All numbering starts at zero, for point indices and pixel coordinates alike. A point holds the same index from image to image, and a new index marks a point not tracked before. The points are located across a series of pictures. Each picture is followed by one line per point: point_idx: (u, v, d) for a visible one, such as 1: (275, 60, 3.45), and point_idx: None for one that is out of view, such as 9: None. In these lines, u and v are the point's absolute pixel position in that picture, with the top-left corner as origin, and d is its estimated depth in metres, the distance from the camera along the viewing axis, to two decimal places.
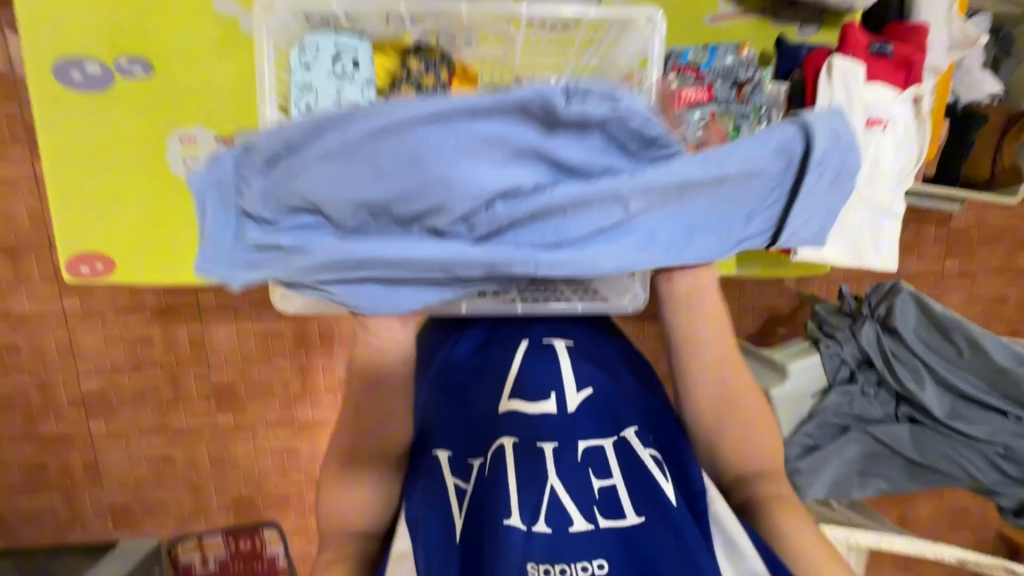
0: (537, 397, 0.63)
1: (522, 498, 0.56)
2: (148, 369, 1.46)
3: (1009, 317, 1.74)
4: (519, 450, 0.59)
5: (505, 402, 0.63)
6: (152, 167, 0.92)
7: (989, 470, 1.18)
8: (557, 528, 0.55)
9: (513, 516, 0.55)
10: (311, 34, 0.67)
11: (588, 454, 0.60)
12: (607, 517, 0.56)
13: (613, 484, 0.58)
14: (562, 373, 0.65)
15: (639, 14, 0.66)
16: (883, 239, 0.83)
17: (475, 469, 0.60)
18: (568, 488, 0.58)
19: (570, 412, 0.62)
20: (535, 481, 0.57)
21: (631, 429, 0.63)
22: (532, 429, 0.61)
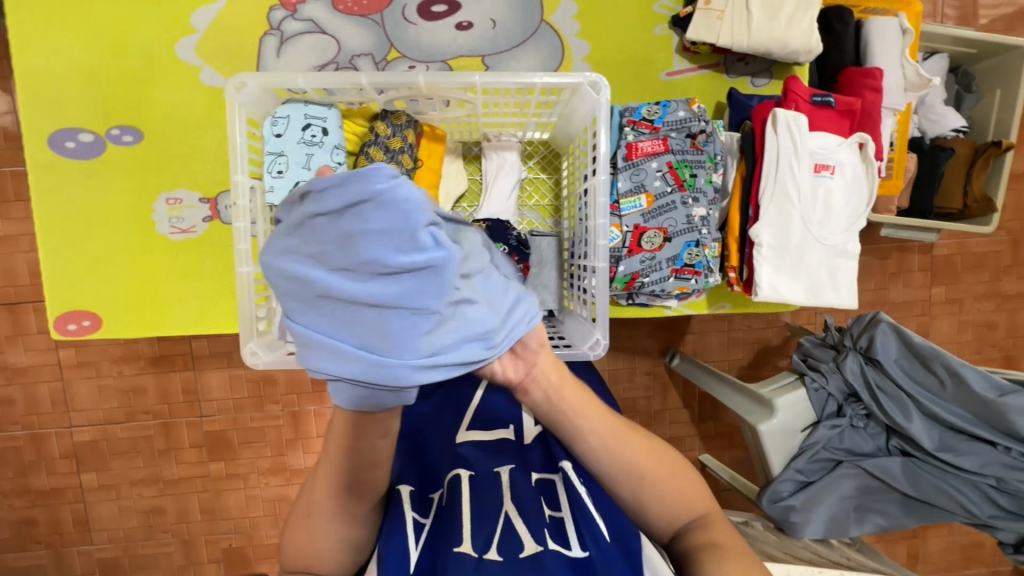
0: (492, 426, 0.72)
1: (475, 526, 0.60)
2: (140, 419, 1.47)
3: (1000, 342, 1.74)
4: (475, 481, 0.64)
5: (462, 434, 0.71)
6: (140, 226, 0.97)
7: (982, 502, 1.17)
8: (508, 555, 0.57)
9: (464, 543, 0.58)
10: (283, 106, 0.73)
11: (539, 484, 0.66)
12: (555, 541, 0.58)
13: (561, 514, 0.62)
14: (519, 408, 0.74)
15: (584, 79, 0.71)
16: (843, 277, 0.85)
17: (434, 502, 0.64)
18: (518, 515, 0.61)
19: (524, 442, 0.71)
20: (488, 514, 0.61)
21: (568, 461, 0.66)
22: (486, 462, 0.67)
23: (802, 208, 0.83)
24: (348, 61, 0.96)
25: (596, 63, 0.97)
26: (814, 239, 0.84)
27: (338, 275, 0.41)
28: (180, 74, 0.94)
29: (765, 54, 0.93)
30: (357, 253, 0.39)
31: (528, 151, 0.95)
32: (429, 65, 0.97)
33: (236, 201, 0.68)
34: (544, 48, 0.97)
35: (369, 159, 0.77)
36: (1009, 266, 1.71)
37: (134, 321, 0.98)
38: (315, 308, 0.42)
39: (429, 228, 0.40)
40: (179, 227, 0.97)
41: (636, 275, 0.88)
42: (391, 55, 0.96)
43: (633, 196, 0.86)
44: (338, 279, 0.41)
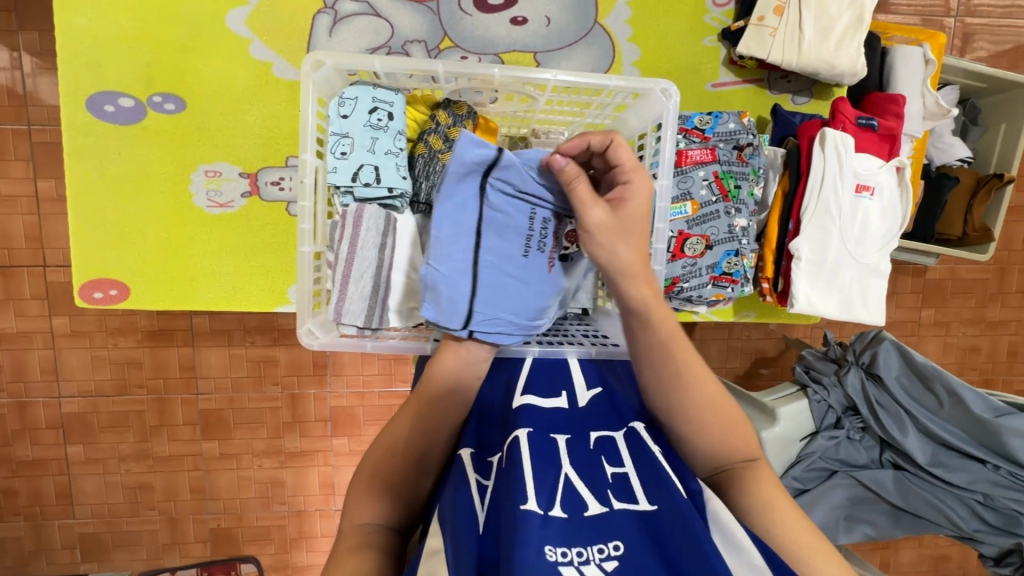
0: (550, 395, 0.69)
1: (537, 483, 0.54)
2: (133, 392, 1.43)
3: (980, 366, 1.82)
4: (533, 438, 0.60)
5: (518, 397, 0.68)
6: (176, 197, 0.95)
7: (969, 517, 1.18)
8: (573, 514, 0.51)
9: (530, 500, 0.51)
10: (350, 87, 0.72)
11: (600, 444, 0.61)
12: (620, 499, 0.53)
13: (625, 472, 0.57)
14: (570, 375, 0.74)
15: (655, 85, 0.72)
16: (871, 296, 0.89)
17: (494, 464, 0.59)
18: (581, 474, 0.56)
19: (581, 406, 0.68)
20: (549, 468, 0.56)
21: (638, 423, 0.65)
22: (543, 422, 0.63)
23: (839, 227, 0.87)
24: (400, 46, 0.95)
25: (643, 69, 0.99)
26: (849, 257, 0.87)
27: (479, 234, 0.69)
28: (230, 44, 0.93)
29: (812, 74, 0.96)
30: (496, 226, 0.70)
31: None
32: (482, 56, 0.97)
33: (303, 180, 0.68)
34: (595, 50, 0.98)
35: (428, 147, 0.78)
36: (995, 294, 1.79)
37: (161, 295, 0.96)
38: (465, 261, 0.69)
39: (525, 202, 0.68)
40: (216, 201, 0.96)
41: (677, 281, 0.91)
42: (443, 44, 0.96)
43: (680, 206, 0.89)
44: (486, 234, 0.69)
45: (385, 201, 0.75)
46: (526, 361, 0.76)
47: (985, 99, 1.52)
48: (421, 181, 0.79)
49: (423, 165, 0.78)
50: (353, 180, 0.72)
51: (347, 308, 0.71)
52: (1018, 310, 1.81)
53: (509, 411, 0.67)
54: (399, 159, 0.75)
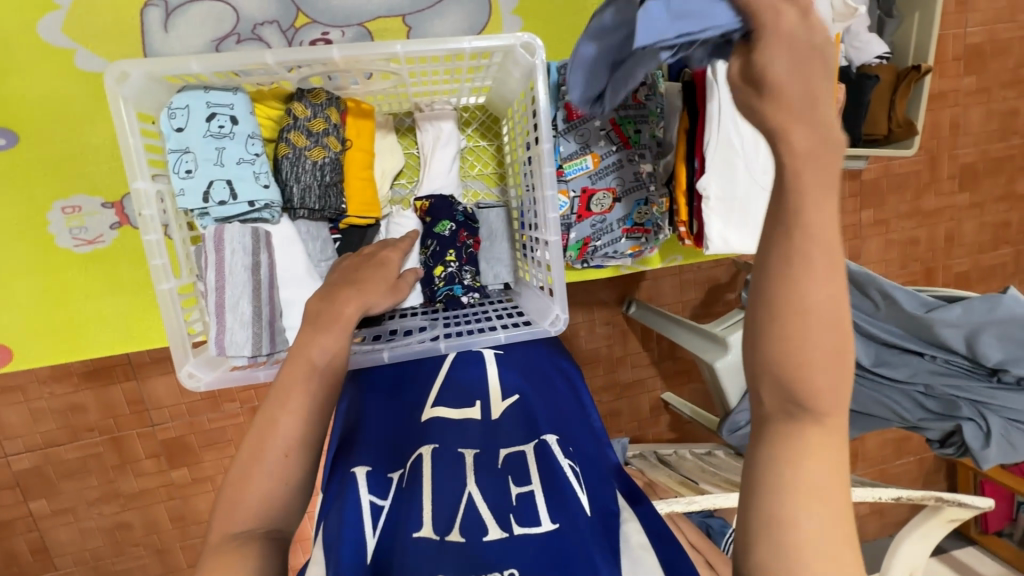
0: (461, 406, 0.65)
1: (436, 510, 0.52)
2: (84, 437, 1.34)
3: (923, 256, 1.86)
4: (437, 454, 0.57)
5: (427, 410, 0.64)
6: (35, 242, 0.85)
7: (914, 408, 1.20)
8: (472, 539, 0.50)
9: (425, 527, 0.51)
10: (178, 95, 0.64)
11: (509, 461, 0.58)
12: (522, 525, 0.51)
13: (532, 491, 0.54)
14: (486, 380, 0.69)
15: (517, 41, 0.66)
16: (788, 220, 0.86)
17: (394, 483, 0.57)
18: (488, 496, 0.54)
19: (494, 418, 0.64)
20: (451, 495, 0.54)
21: (553, 437, 0.60)
22: (451, 435, 0.60)
23: (744, 157, 0.83)
24: (251, 32, 0.85)
25: (524, 16, 0.91)
26: (759, 184, 0.84)
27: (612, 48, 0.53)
28: (49, 61, 0.81)
29: None
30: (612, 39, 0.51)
31: (466, 117, 0.93)
32: (346, 30, 0.87)
33: (141, 211, 0.60)
34: (469, 2, 0.89)
35: (291, 145, 0.71)
36: (928, 183, 1.81)
37: (57, 348, 0.88)
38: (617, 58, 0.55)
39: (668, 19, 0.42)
40: (83, 238, 0.86)
41: (589, 241, 0.90)
42: (298, 21, 0.86)
43: None
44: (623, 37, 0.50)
45: (249, 215, 0.68)
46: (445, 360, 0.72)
47: None
48: (291, 185, 0.72)
49: (289, 166, 0.71)
50: (205, 201, 0.64)
51: (230, 339, 0.65)
52: (951, 196, 1.84)
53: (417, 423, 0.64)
54: (258, 167, 0.68)
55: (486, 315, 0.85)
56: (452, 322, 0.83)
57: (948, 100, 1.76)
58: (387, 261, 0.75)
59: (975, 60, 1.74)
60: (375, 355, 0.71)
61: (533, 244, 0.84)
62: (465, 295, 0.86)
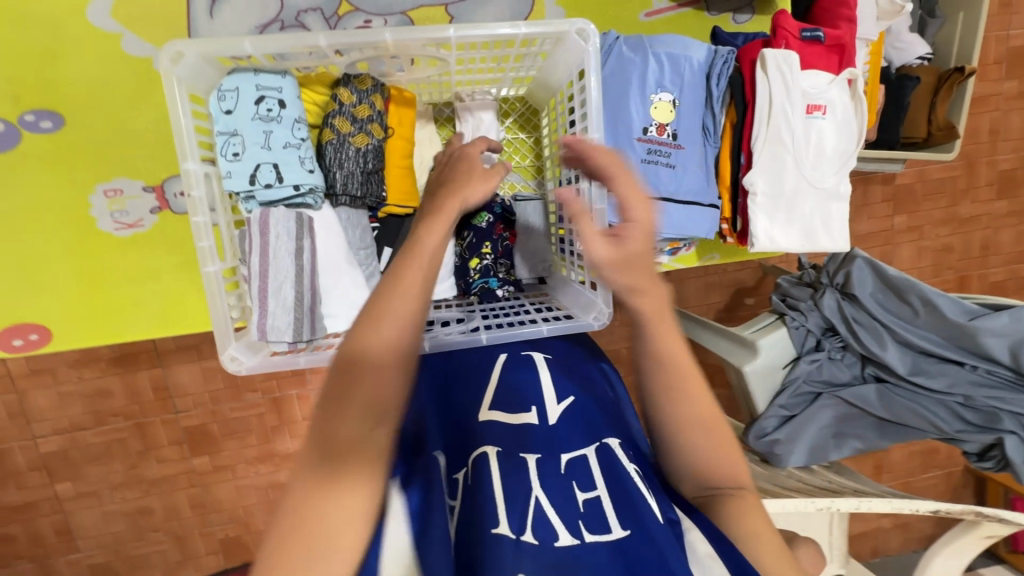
0: (518, 410, 0.63)
1: (509, 507, 0.51)
2: (110, 422, 1.34)
3: (957, 265, 1.81)
4: (503, 456, 0.57)
5: (486, 412, 0.63)
6: (76, 225, 0.86)
7: (952, 420, 1.14)
8: (544, 540, 0.49)
9: (501, 524, 0.50)
10: (228, 78, 0.63)
11: (572, 466, 0.57)
12: (592, 530, 0.50)
13: (597, 497, 0.54)
14: (540, 386, 0.66)
15: (570, 27, 0.64)
16: (834, 221, 0.84)
17: (459, 482, 0.56)
18: (554, 499, 0.53)
19: (551, 423, 0.62)
20: (521, 492, 0.53)
21: (614, 441, 0.60)
22: (514, 439, 0.59)
23: (794, 151, 0.81)
24: (294, 19, 0.85)
25: (567, 7, 0.89)
26: (805, 182, 0.82)
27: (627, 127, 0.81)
28: (97, 44, 0.81)
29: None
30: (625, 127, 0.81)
31: (505, 109, 0.92)
32: (388, 18, 0.86)
33: (190, 192, 0.60)
34: None
35: (336, 131, 0.70)
36: (965, 190, 1.76)
37: (93, 330, 0.89)
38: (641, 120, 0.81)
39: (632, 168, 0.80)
40: (124, 222, 0.87)
41: (631, 237, 0.88)
42: (342, 9, 0.85)
43: (644, 133, 0.80)
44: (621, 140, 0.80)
45: (293, 200, 0.67)
46: (499, 358, 0.71)
47: None
48: (334, 171, 0.71)
49: (333, 152, 0.71)
50: (251, 183, 0.64)
51: (272, 324, 0.65)
52: (988, 203, 1.78)
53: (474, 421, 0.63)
54: (303, 152, 0.67)
55: (522, 309, 0.84)
56: (489, 314, 0.83)
57: (989, 104, 1.70)
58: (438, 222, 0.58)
59: (1018, 64, 1.69)
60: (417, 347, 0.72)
61: (570, 238, 0.83)
62: (500, 288, 0.86)
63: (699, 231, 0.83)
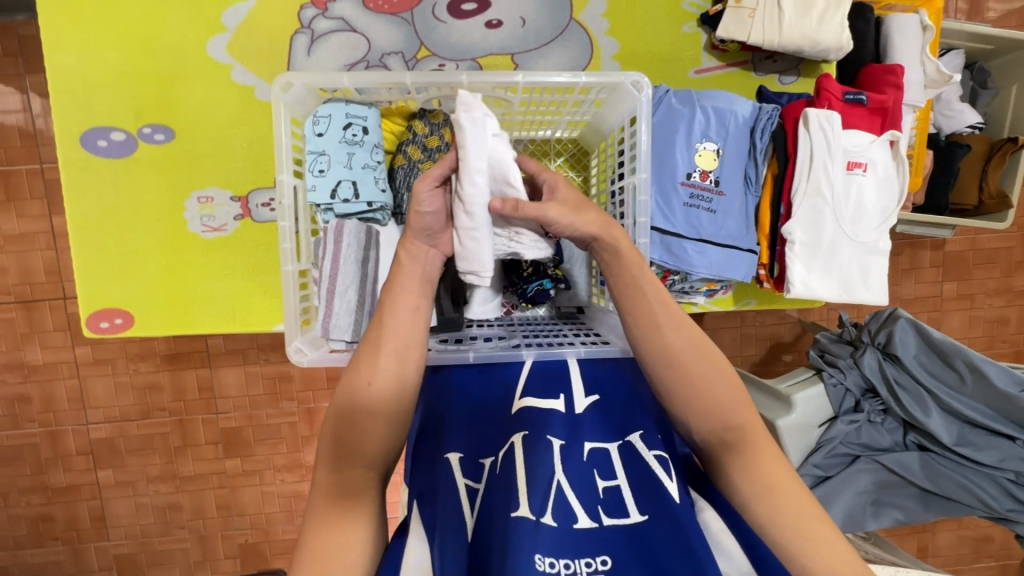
0: (547, 396, 0.68)
1: (531, 489, 0.57)
2: (157, 416, 1.41)
3: (1011, 338, 1.73)
4: (527, 444, 0.62)
5: (517, 402, 0.69)
6: (170, 225, 0.97)
7: (1001, 497, 1.09)
8: (564, 524, 0.56)
9: (522, 507, 0.56)
10: (323, 105, 0.73)
11: (593, 454, 0.63)
12: (611, 516, 0.57)
13: (618, 485, 0.60)
14: (569, 376, 0.72)
15: (626, 79, 0.71)
16: (872, 275, 0.86)
17: (486, 467, 0.63)
18: (574, 483, 0.59)
19: (576, 413, 0.67)
20: (543, 475, 0.58)
21: (636, 434, 0.65)
22: (540, 423, 0.65)
23: (832, 205, 0.84)
24: (378, 60, 0.96)
25: (624, 61, 0.98)
26: (844, 236, 0.85)
27: (674, 171, 0.86)
28: (212, 72, 0.94)
29: (796, 52, 0.94)
30: (672, 173, 0.86)
31: (557, 148, 0.99)
32: (460, 62, 0.97)
33: (281, 200, 0.69)
34: (572, 46, 0.97)
35: (407, 157, 0.78)
36: (1020, 262, 1.71)
37: (169, 319, 0.98)
38: (687, 166, 0.86)
39: (679, 207, 0.85)
40: (210, 225, 0.98)
41: (669, 274, 0.90)
42: (420, 53, 0.96)
43: (688, 178, 0.85)
44: (668, 182, 0.86)
45: (366, 214, 0.76)
46: (525, 365, 0.73)
47: (994, 62, 1.43)
48: (402, 193, 0.79)
49: (403, 176, 0.79)
50: (332, 197, 0.72)
51: (334, 323, 0.71)
52: None
53: (507, 416, 0.68)
54: (378, 173, 0.76)
55: (562, 334, 0.88)
56: (529, 335, 0.88)
57: None
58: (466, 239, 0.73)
59: None
60: (461, 355, 0.74)
61: None
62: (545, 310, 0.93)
63: (736, 274, 0.87)
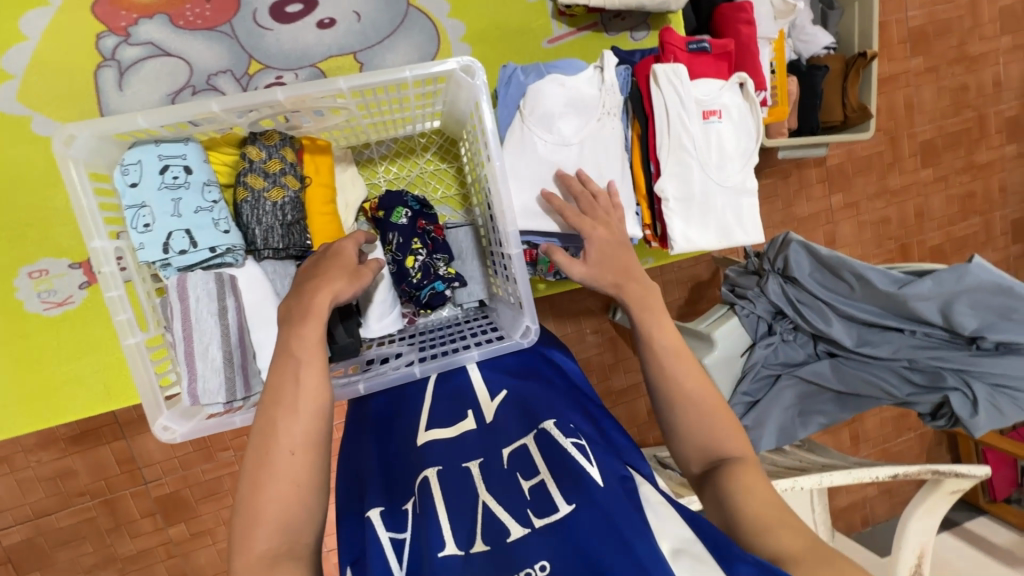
0: (454, 421, 0.64)
1: (454, 524, 0.53)
2: (76, 503, 1.26)
3: (897, 234, 1.88)
4: (444, 476, 0.57)
5: (421, 435, 0.64)
6: (5, 310, 0.85)
7: (902, 385, 1.11)
8: (495, 544, 0.50)
9: (447, 545, 0.51)
10: (130, 152, 0.65)
11: (514, 459, 0.57)
12: (540, 517, 0.51)
13: (541, 480, 0.54)
14: (471, 388, 0.69)
15: (454, 64, 0.67)
16: (745, 216, 0.89)
17: (408, 512, 0.56)
18: (500, 496, 0.54)
19: (488, 421, 0.63)
20: (465, 505, 0.54)
21: (550, 421, 0.59)
22: (449, 454, 0.60)
23: (697, 156, 0.85)
24: (204, 82, 0.86)
25: (474, 43, 0.94)
26: (713, 181, 0.86)
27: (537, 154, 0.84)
28: (9, 128, 0.82)
29: (640, 8, 0.93)
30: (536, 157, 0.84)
31: (423, 142, 0.96)
32: (298, 71, 0.89)
33: (100, 270, 0.60)
34: (416, 35, 0.91)
35: (249, 189, 0.72)
36: (892, 163, 1.85)
37: (34, 414, 0.87)
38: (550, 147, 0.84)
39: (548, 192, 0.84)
40: (51, 301, 0.86)
41: (557, 253, 0.92)
42: (251, 68, 0.87)
43: (554, 154, 0.84)
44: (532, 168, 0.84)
45: (212, 261, 0.68)
46: (426, 390, 0.71)
47: None
48: (253, 227, 0.73)
49: (249, 209, 0.72)
50: (165, 252, 0.65)
51: (202, 388, 0.65)
52: (915, 173, 1.87)
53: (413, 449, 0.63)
54: (217, 213, 0.68)
55: (460, 335, 0.86)
56: (429, 345, 0.84)
57: (899, 82, 1.80)
58: (342, 252, 0.69)
59: (921, 43, 1.79)
60: (350, 390, 0.70)
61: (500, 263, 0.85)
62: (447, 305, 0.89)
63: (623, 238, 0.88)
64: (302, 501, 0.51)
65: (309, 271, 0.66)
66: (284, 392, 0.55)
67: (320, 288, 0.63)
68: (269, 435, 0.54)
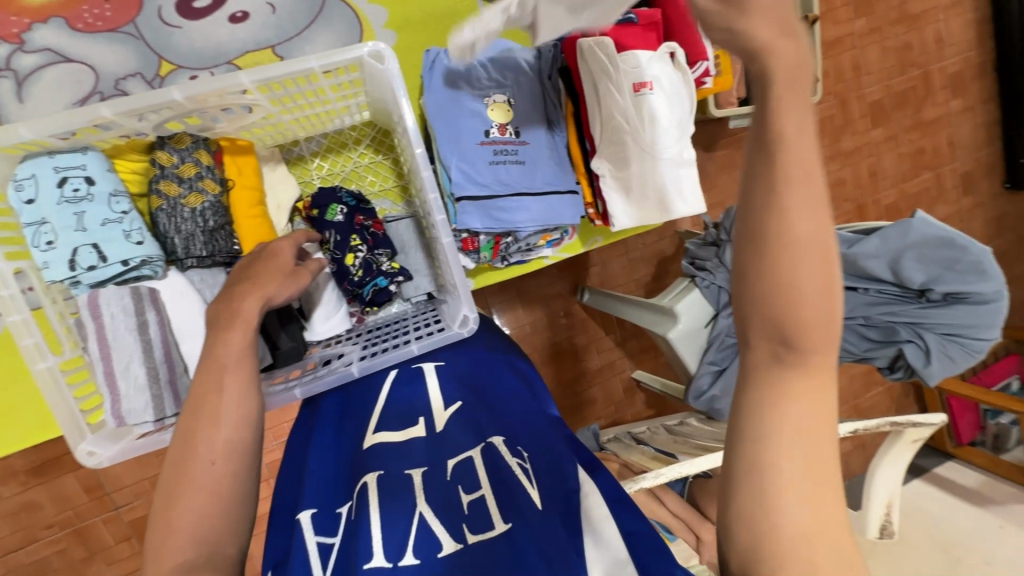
0: (402, 425, 0.62)
1: (388, 535, 0.50)
2: (43, 535, 1.18)
3: (852, 195, 1.91)
4: (384, 481, 0.54)
5: (369, 437, 0.61)
6: None
7: (858, 342, 1.11)
8: (426, 558, 0.48)
9: (376, 556, 0.48)
10: (22, 165, 0.60)
11: (457, 469, 0.56)
12: (474, 533, 0.50)
13: (481, 496, 0.53)
14: (426, 392, 0.66)
15: (363, 50, 0.64)
16: (686, 187, 0.86)
17: (342, 518, 0.54)
18: (439, 510, 0.52)
19: (438, 430, 0.60)
20: (402, 512, 0.52)
21: (498, 437, 0.58)
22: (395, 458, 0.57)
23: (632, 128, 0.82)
24: (113, 87, 0.82)
25: (398, 28, 0.90)
26: (650, 154, 0.84)
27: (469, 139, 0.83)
28: None
29: None
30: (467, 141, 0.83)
31: (356, 136, 0.93)
32: (213, 69, 0.85)
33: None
34: (337, 25, 0.88)
35: (164, 196, 0.69)
36: (842, 125, 1.87)
37: None
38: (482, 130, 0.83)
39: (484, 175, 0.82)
40: None
41: (501, 239, 0.90)
42: (163, 69, 0.83)
43: (486, 136, 0.84)
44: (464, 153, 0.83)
45: (127, 274, 0.65)
46: (382, 386, 0.69)
47: None
48: (172, 236, 0.69)
49: (166, 217, 0.69)
50: (72, 269, 0.61)
51: (128, 408, 0.62)
52: (865, 133, 1.90)
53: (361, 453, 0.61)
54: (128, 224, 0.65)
55: (406, 330, 0.84)
56: (376, 342, 0.82)
57: (844, 44, 1.81)
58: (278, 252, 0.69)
59: (861, 4, 1.80)
60: (288, 396, 0.71)
61: None
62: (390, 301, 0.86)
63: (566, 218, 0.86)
64: (216, 517, 0.49)
65: (242, 273, 0.65)
66: (205, 402, 0.52)
67: (249, 292, 0.61)
68: (190, 448, 0.50)
